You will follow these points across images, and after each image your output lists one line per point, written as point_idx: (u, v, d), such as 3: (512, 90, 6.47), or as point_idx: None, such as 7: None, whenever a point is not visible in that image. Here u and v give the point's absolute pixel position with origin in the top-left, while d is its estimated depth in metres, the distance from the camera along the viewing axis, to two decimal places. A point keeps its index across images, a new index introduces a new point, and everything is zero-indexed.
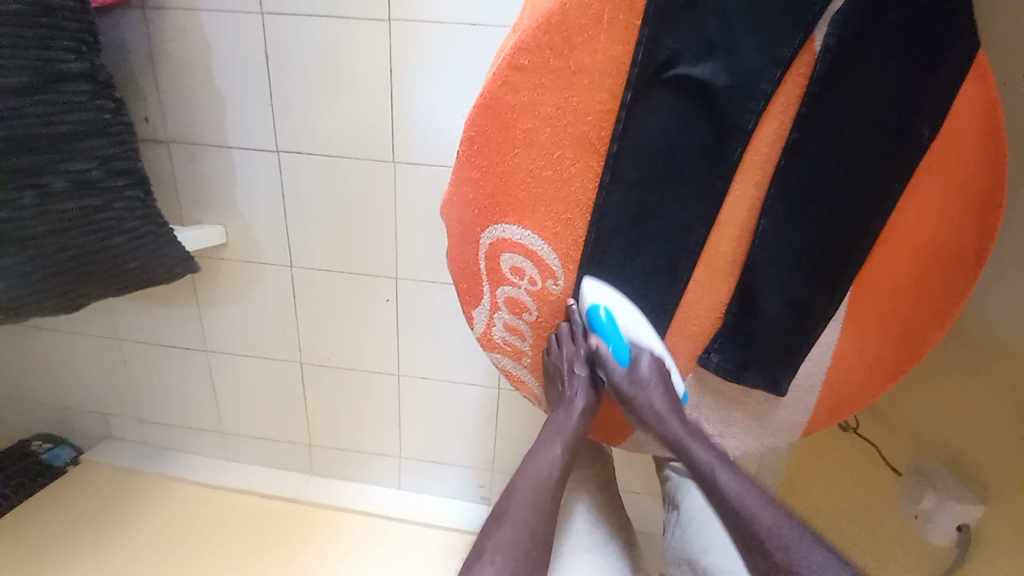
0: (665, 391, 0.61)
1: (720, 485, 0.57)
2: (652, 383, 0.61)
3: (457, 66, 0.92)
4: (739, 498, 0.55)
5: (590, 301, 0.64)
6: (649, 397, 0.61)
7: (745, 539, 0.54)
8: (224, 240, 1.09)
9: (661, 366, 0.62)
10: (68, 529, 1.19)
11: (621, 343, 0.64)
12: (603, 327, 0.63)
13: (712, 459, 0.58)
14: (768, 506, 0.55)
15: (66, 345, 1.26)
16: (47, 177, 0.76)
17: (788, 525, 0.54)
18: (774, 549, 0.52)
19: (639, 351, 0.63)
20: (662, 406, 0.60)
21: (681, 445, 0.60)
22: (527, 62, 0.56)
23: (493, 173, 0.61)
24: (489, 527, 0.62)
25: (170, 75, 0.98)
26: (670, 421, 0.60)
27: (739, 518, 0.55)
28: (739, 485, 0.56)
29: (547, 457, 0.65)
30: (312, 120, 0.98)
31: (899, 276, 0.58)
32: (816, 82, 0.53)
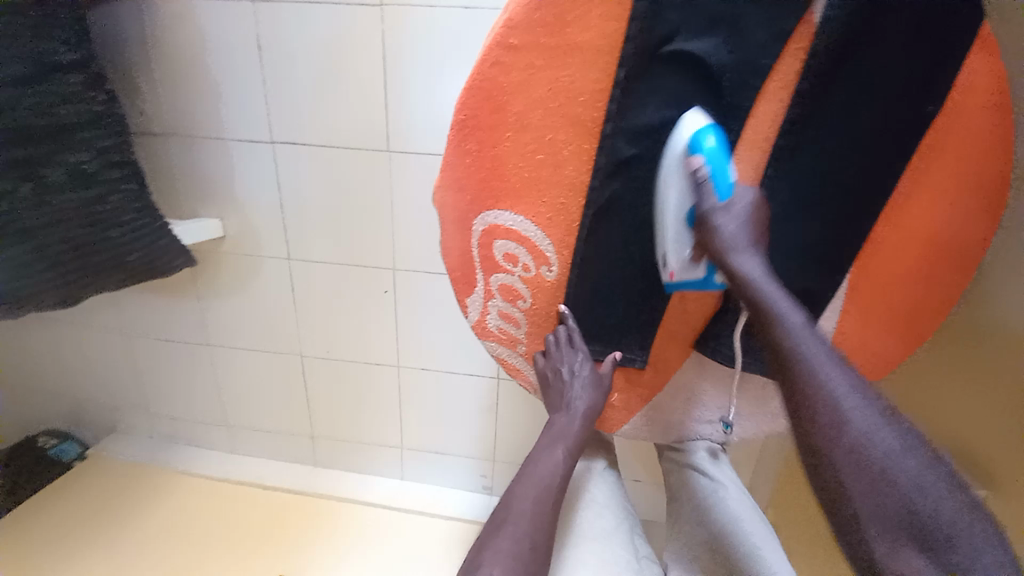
0: (752, 233, 0.53)
1: (794, 343, 0.47)
2: (738, 222, 0.53)
3: (451, 51, 0.90)
4: (815, 360, 0.46)
5: (697, 125, 0.54)
6: (730, 231, 0.53)
7: (803, 398, 0.45)
8: (221, 233, 1.09)
9: (760, 214, 0.54)
10: (77, 521, 1.20)
11: (724, 174, 0.53)
12: (709, 153, 0.53)
13: (789, 309, 0.49)
14: (848, 372, 0.45)
15: (71, 340, 1.27)
16: (45, 169, 0.75)
17: (868, 400, 0.43)
18: (838, 412, 0.43)
19: (739, 193, 0.54)
20: (744, 246, 0.52)
21: (755, 291, 0.51)
22: (517, 41, 0.55)
23: (485, 158, 0.60)
24: (488, 536, 0.61)
25: (163, 66, 0.97)
26: (746, 259, 0.52)
27: (806, 376, 0.45)
28: (818, 343, 0.46)
29: (550, 463, 0.66)
30: (306, 109, 0.97)
31: (901, 259, 0.57)
32: (817, 55, 0.51)
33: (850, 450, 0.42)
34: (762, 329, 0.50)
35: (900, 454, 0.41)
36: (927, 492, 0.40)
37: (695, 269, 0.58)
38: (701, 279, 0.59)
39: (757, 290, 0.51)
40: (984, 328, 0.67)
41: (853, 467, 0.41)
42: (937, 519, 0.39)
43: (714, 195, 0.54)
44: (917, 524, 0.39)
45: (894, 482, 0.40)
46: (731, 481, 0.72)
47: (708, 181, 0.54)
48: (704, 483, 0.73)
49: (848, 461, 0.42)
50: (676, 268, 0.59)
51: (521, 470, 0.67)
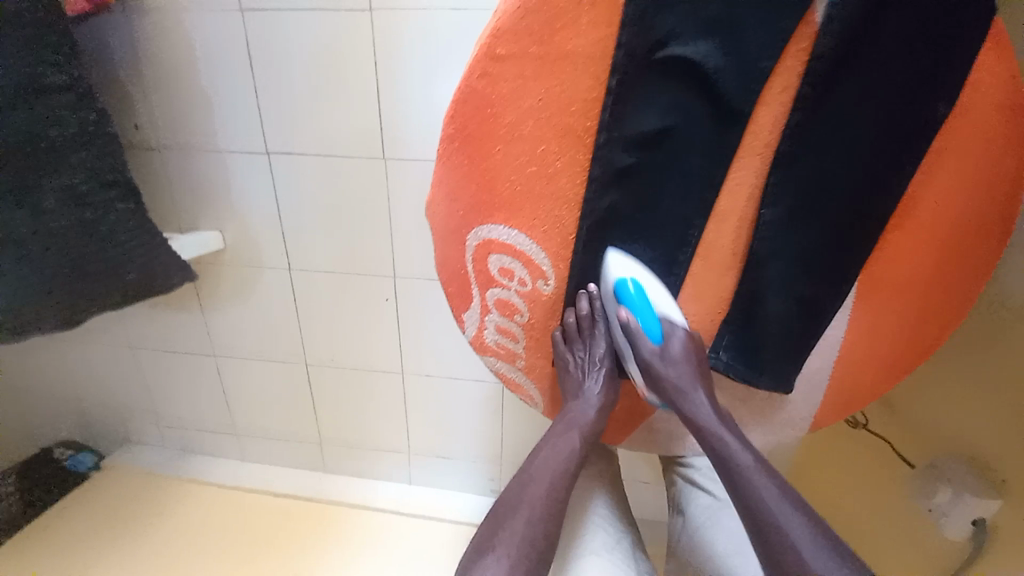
0: (691, 373, 0.58)
1: (754, 490, 0.53)
2: (679, 373, 0.57)
3: (444, 55, 0.88)
4: (772, 506, 0.52)
5: (616, 275, 0.60)
6: (674, 382, 0.57)
7: (768, 544, 0.51)
8: (222, 246, 1.09)
9: (695, 343, 0.58)
10: (92, 531, 1.23)
11: (650, 316, 0.58)
12: (631, 300, 0.59)
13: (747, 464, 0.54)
14: (803, 520, 0.51)
15: (80, 353, 1.28)
16: (34, 193, 0.76)
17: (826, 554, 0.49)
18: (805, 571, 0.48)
19: (670, 328, 0.58)
20: (688, 392, 0.57)
21: (717, 450, 0.55)
22: (503, 51, 0.53)
23: (477, 172, 0.58)
24: (502, 514, 0.63)
25: (158, 80, 0.97)
26: (701, 410, 0.57)
27: (769, 533, 0.51)
28: (783, 504, 0.52)
29: (562, 448, 0.64)
30: (300, 119, 0.96)
31: (917, 261, 0.54)
32: (818, 58, 0.48)
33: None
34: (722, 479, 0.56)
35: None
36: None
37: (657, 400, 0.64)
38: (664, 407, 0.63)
39: (721, 449, 0.55)
40: (1008, 331, 0.64)
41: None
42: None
43: (647, 339, 0.59)
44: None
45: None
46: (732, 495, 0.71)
47: (640, 326, 0.59)
48: (704, 501, 0.71)
49: None
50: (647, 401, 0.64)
51: (536, 449, 0.67)
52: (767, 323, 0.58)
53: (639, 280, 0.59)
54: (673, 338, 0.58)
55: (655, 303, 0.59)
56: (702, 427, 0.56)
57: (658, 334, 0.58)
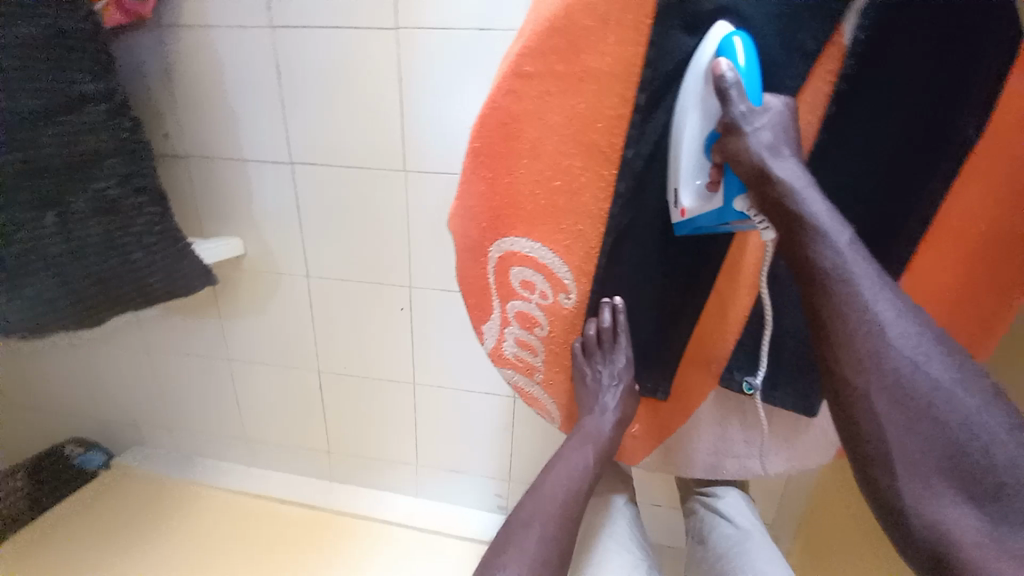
0: (787, 150, 0.46)
1: (848, 277, 0.43)
2: (779, 142, 0.45)
3: (467, 72, 0.90)
4: (868, 293, 0.43)
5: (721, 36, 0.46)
6: (769, 148, 0.45)
7: (858, 337, 0.42)
8: (242, 252, 1.10)
9: (792, 123, 0.46)
10: (98, 533, 1.22)
11: (753, 76, 0.45)
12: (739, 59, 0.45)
13: (840, 242, 0.44)
14: (899, 308, 0.43)
15: (97, 355, 1.30)
16: (70, 199, 0.78)
17: (921, 343, 0.42)
18: (901, 358, 0.41)
19: (771, 102, 0.46)
20: (782, 163, 0.45)
21: (812, 224, 0.44)
22: (531, 68, 0.54)
23: (501, 185, 0.59)
24: (513, 528, 0.62)
25: (188, 92, 1.00)
26: (797, 184, 0.44)
27: (854, 319, 0.42)
28: (881, 289, 0.43)
29: (575, 463, 0.65)
30: (324, 132, 0.98)
31: (940, 283, 0.55)
32: (845, 79, 0.48)
33: (902, 398, 0.41)
34: (799, 265, 0.45)
35: (950, 397, 0.40)
36: (986, 435, 0.39)
37: (710, 200, 0.50)
38: (717, 211, 0.50)
39: (816, 223, 0.44)
40: None
41: (914, 422, 0.40)
42: (983, 459, 0.39)
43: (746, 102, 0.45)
44: (961, 474, 0.39)
45: (943, 428, 0.40)
46: (756, 526, 0.68)
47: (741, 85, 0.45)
48: (727, 529, 0.68)
49: (894, 401, 0.41)
50: (689, 204, 0.51)
51: (548, 463, 0.67)
52: (788, 343, 0.58)
53: (745, 38, 0.46)
54: (772, 103, 0.46)
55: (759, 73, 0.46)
56: (793, 200, 0.44)
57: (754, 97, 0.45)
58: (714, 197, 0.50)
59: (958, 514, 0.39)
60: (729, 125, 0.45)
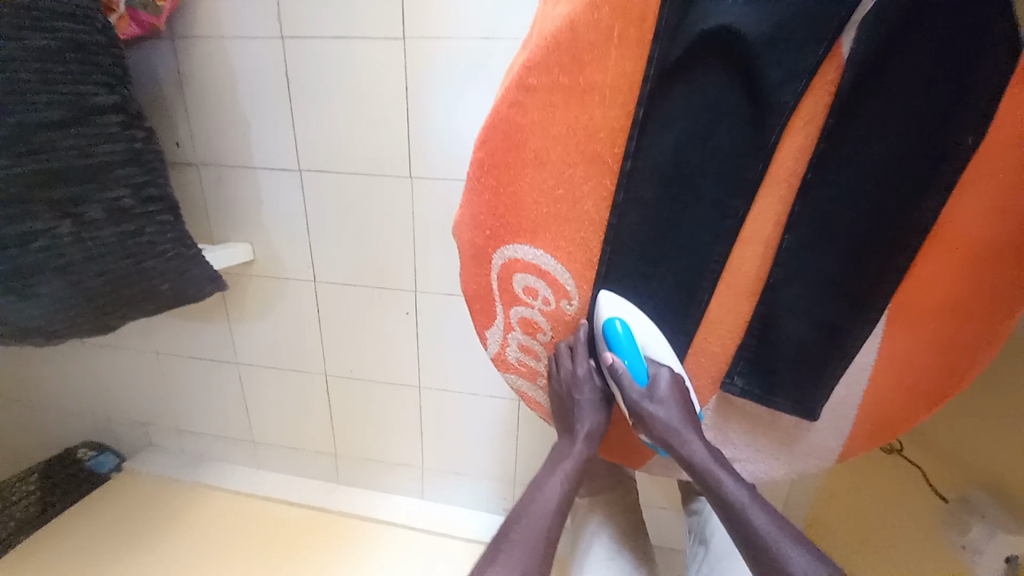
0: (681, 410, 0.58)
1: (754, 525, 0.53)
2: (671, 414, 0.58)
3: (471, 81, 0.92)
4: (773, 540, 0.52)
5: (606, 315, 0.60)
6: (664, 421, 0.57)
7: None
8: (251, 257, 1.12)
9: (679, 382, 0.60)
10: (107, 534, 1.24)
11: (638, 361, 0.60)
12: (619, 341, 0.60)
13: (730, 480, 0.56)
14: (804, 548, 0.52)
15: (108, 358, 1.33)
16: (84, 207, 0.80)
17: (818, 572, 0.50)
18: None
19: (655, 370, 0.60)
20: (679, 432, 0.57)
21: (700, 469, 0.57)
22: (535, 81, 0.55)
23: (504, 194, 0.60)
24: (485, 561, 0.56)
25: (199, 101, 1.02)
26: (690, 443, 0.57)
27: (774, 566, 0.51)
28: (786, 538, 0.52)
29: (552, 487, 0.61)
30: (332, 139, 1.00)
31: (937, 294, 0.54)
32: (842, 93, 0.49)
33: None
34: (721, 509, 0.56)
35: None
36: None
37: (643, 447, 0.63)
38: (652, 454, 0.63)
39: (703, 470, 0.57)
40: None
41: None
42: None
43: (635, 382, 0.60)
44: None
45: None
46: None
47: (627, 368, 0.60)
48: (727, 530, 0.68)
49: None
50: None
51: (526, 494, 0.62)
52: (786, 354, 0.59)
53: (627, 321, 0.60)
54: (657, 374, 0.60)
55: (642, 348, 0.60)
56: (695, 461, 0.57)
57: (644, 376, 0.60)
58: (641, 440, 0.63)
59: None
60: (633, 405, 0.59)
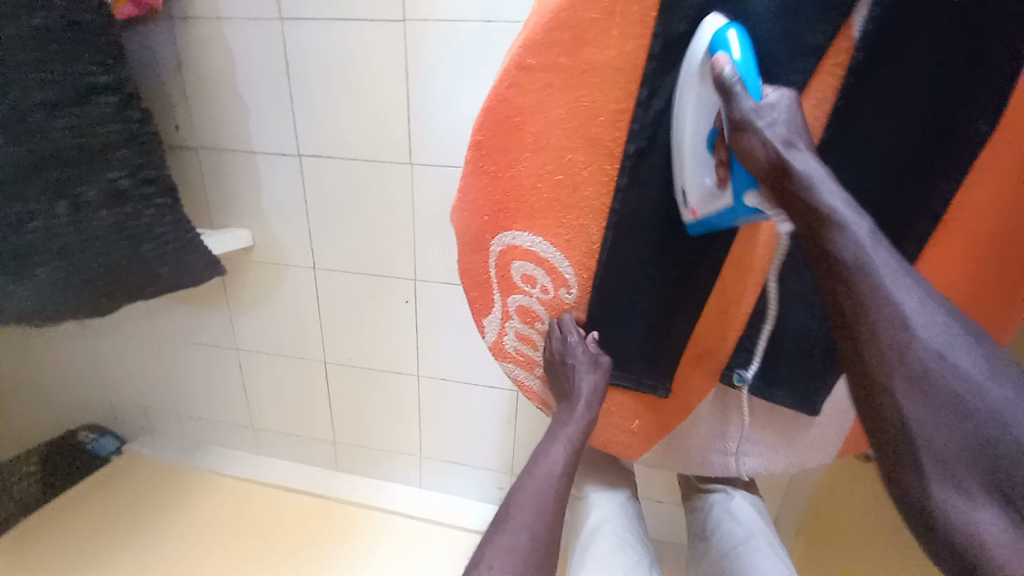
0: (798, 139, 0.43)
1: (864, 257, 0.41)
2: (796, 142, 0.43)
3: (472, 66, 0.90)
4: (880, 272, 0.41)
5: (717, 27, 0.46)
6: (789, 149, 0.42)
7: (869, 311, 0.41)
8: (251, 243, 1.12)
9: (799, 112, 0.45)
10: (109, 516, 1.26)
11: (754, 79, 0.44)
12: (737, 50, 0.44)
13: (870, 241, 0.41)
14: (917, 295, 0.41)
15: (110, 343, 1.33)
16: (80, 189, 0.79)
17: (927, 313, 0.40)
18: (925, 344, 0.39)
19: (773, 94, 0.44)
20: (792, 150, 0.43)
21: (833, 224, 0.42)
22: (534, 61, 0.53)
23: (502, 179, 0.58)
24: (491, 534, 0.56)
25: (197, 84, 1.01)
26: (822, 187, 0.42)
27: (869, 300, 0.41)
28: (899, 278, 0.41)
29: (556, 452, 0.60)
30: (331, 125, 0.99)
31: (946, 280, 0.54)
32: (853, 73, 0.47)
33: (921, 375, 0.39)
34: (818, 252, 0.43)
35: (980, 390, 0.38)
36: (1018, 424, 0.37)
37: (720, 196, 0.48)
38: (729, 208, 0.49)
39: (837, 220, 0.42)
40: None
41: (906, 381, 0.39)
42: None
43: (748, 97, 0.43)
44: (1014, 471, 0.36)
45: (969, 416, 0.38)
46: (760, 529, 0.67)
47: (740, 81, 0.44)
48: (731, 528, 0.67)
49: (913, 385, 0.39)
50: (698, 204, 0.51)
51: (529, 463, 0.61)
52: (787, 345, 0.57)
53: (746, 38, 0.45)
54: (775, 98, 0.44)
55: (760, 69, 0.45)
56: (803, 192, 0.42)
57: (756, 94, 0.44)
58: (722, 193, 0.48)
59: (988, 512, 0.37)
60: (740, 121, 0.43)
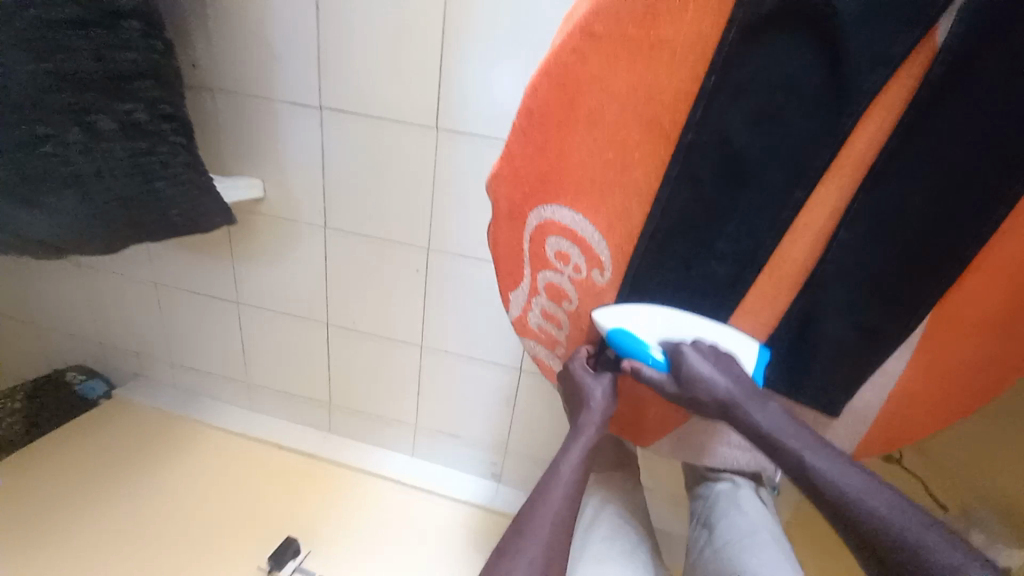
0: (726, 377, 0.56)
1: (825, 480, 0.51)
2: (720, 379, 0.55)
3: (514, 32, 0.86)
4: (846, 487, 0.50)
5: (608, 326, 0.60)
6: (713, 388, 0.55)
7: (851, 525, 0.49)
8: (262, 195, 1.08)
9: (709, 354, 0.57)
10: (97, 458, 1.25)
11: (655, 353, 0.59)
12: (629, 346, 0.59)
13: (807, 449, 0.52)
14: (885, 497, 0.49)
15: (107, 284, 1.30)
16: (94, 116, 0.76)
17: (899, 513, 0.48)
18: (906, 546, 0.47)
19: (677, 350, 0.58)
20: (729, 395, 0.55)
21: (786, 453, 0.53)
22: (601, 29, 0.51)
23: (550, 151, 0.57)
24: (507, 544, 0.59)
25: (220, 21, 0.95)
26: (756, 406, 0.55)
27: (848, 515, 0.49)
28: (862, 487, 0.50)
29: (568, 466, 0.62)
30: (360, 82, 0.95)
31: (986, 307, 0.52)
32: (928, 85, 0.46)
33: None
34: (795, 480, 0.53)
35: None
36: None
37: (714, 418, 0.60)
38: None
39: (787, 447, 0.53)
40: None
41: None
42: None
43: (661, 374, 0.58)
44: None
45: None
46: (766, 524, 0.67)
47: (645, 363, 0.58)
48: (736, 519, 0.69)
49: None
50: None
51: (536, 491, 0.62)
52: (824, 351, 0.58)
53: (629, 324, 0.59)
54: (683, 356, 0.57)
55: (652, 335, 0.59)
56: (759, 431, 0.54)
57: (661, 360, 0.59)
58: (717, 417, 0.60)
59: None
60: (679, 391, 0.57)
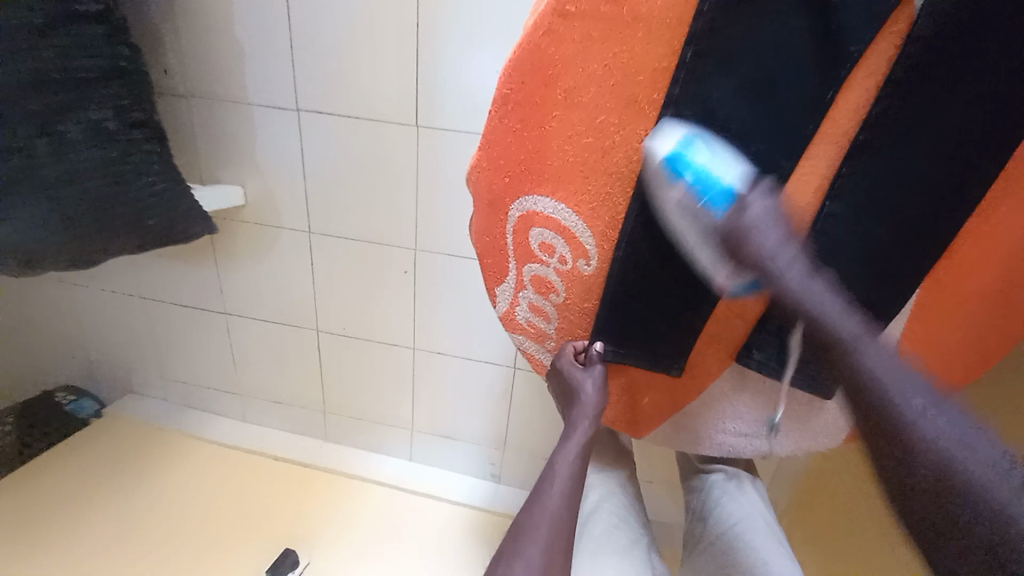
0: (780, 228, 0.47)
1: (858, 352, 0.42)
2: (776, 234, 0.46)
3: (490, 24, 0.85)
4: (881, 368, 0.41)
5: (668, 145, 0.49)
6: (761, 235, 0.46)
7: (875, 404, 0.41)
8: (243, 202, 1.06)
9: (772, 202, 0.48)
10: (87, 477, 1.22)
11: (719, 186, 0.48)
12: (685, 167, 0.48)
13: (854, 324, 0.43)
14: (926, 390, 0.40)
15: (91, 299, 1.27)
16: (62, 124, 0.73)
17: (941, 410, 0.39)
18: (930, 437, 0.38)
19: (740, 191, 0.48)
20: (777, 245, 0.46)
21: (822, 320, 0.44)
22: (573, 9, 0.50)
23: (529, 137, 0.56)
24: (507, 549, 0.57)
25: (190, 25, 0.93)
26: (803, 269, 0.46)
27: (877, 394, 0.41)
28: (902, 374, 0.41)
29: (565, 466, 0.62)
30: (337, 81, 0.93)
31: (980, 275, 0.52)
32: (915, 40, 0.44)
33: (930, 467, 0.37)
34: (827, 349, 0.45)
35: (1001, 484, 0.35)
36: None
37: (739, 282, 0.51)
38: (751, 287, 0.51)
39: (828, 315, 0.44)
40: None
41: (921, 476, 0.38)
42: None
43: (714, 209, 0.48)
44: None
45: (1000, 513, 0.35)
46: (761, 513, 0.67)
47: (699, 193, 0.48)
48: (732, 509, 0.67)
49: (927, 477, 0.37)
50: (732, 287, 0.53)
51: (533, 495, 0.61)
52: None
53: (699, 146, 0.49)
54: (742, 199, 0.48)
55: (722, 169, 0.48)
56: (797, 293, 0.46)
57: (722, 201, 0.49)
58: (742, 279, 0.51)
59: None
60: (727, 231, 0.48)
